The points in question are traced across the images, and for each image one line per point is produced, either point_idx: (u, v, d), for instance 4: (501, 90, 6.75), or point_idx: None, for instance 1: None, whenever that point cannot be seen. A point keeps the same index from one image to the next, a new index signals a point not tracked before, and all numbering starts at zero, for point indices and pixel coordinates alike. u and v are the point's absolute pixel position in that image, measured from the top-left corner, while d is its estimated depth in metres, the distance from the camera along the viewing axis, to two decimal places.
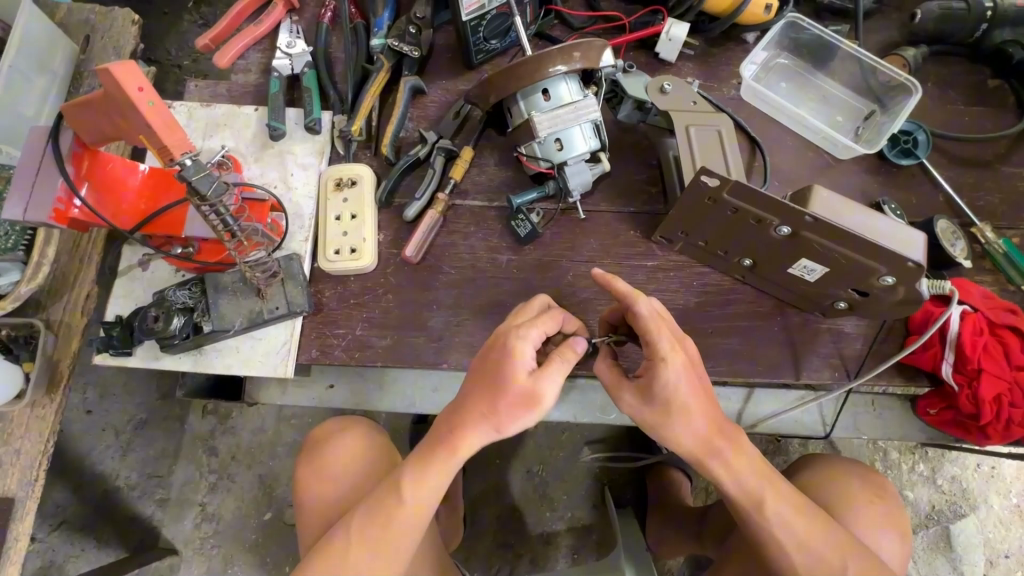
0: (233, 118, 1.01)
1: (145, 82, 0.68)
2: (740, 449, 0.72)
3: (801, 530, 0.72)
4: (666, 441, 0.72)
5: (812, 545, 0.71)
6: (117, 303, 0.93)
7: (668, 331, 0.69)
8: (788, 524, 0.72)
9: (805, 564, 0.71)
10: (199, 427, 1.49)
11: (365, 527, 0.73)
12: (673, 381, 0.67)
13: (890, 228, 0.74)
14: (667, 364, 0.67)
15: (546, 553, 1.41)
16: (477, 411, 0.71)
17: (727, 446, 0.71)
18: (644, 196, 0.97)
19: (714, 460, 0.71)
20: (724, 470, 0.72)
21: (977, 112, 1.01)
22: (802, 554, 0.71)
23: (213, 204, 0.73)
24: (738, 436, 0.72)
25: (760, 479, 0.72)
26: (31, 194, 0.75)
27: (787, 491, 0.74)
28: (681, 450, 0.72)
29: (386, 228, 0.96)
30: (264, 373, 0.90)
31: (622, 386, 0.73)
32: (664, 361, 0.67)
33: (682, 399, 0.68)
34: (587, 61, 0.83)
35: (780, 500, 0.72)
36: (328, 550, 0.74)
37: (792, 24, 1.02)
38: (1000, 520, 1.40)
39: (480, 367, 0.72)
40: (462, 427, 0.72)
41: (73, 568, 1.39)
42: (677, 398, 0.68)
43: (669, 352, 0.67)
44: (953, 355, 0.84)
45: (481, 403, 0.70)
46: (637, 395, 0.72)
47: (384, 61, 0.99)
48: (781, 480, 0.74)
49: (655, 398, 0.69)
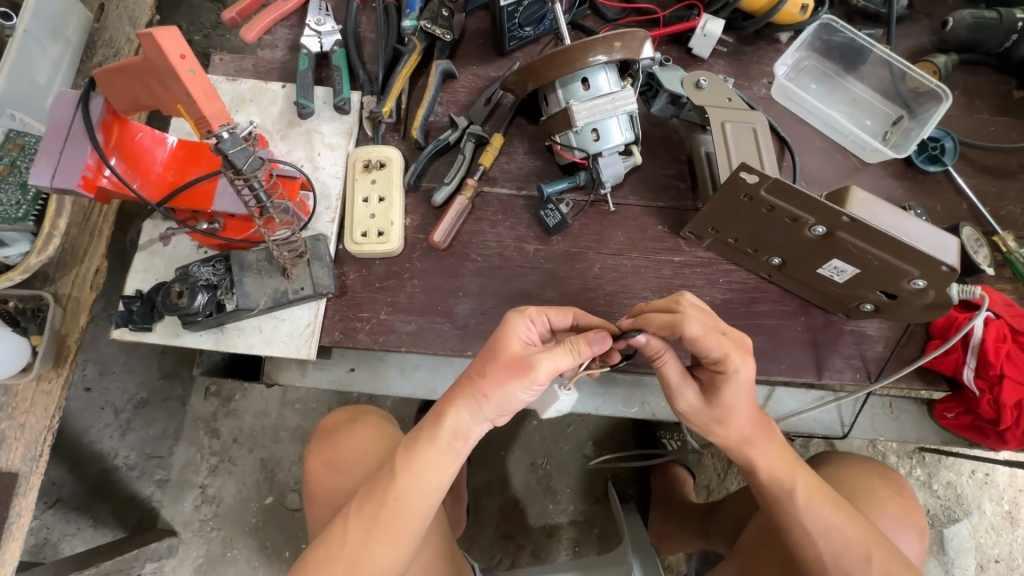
0: (259, 94, 0.99)
1: (186, 48, 0.66)
2: (775, 440, 0.76)
3: (833, 520, 0.73)
4: (717, 435, 0.76)
5: (840, 536, 0.72)
6: (136, 277, 0.91)
7: (730, 342, 0.67)
8: (818, 513, 0.73)
9: (830, 554, 0.72)
10: (201, 408, 1.46)
11: (352, 519, 0.71)
12: (744, 383, 0.69)
13: (924, 232, 0.74)
14: (739, 372, 0.68)
15: (548, 545, 1.42)
16: (473, 400, 0.67)
17: (765, 438, 0.76)
18: (672, 191, 0.97)
19: (751, 448, 0.75)
20: (763, 456, 0.75)
21: (1002, 122, 1.02)
22: (829, 545, 0.73)
23: (247, 179, 0.72)
24: (772, 429, 0.77)
25: (791, 466, 0.76)
26: (59, 160, 0.74)
27: (818, 484, 0.76)
28: (727, 438, 0.75)
29: (413, 213, 0.95)
30: (286, 354, 0.89)
31: (687, 384, 0.73)
32: (736, 373, 0.68)
33: (742, 400, 0.71)
34: (628, 51, 0.83)
35: (811, 490, 0.74)
36: (320, 541, 0.72)
37: (826, 25, 1.02)
38: (992, 526, 1.43)
39: (498, 401, 0.66)
40: (445, 422, 0.68)
41: (68, 546, 1.36)
42: (737, 400, 0.71)
43: (739, 364, 0.68)
44: (975, 359, 0.86)
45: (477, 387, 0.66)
46: (699, 392, 0.73)
47: (416, 42, 0.98)
48: (810, 470, 0.77)
49: (720, 399, 0.72)
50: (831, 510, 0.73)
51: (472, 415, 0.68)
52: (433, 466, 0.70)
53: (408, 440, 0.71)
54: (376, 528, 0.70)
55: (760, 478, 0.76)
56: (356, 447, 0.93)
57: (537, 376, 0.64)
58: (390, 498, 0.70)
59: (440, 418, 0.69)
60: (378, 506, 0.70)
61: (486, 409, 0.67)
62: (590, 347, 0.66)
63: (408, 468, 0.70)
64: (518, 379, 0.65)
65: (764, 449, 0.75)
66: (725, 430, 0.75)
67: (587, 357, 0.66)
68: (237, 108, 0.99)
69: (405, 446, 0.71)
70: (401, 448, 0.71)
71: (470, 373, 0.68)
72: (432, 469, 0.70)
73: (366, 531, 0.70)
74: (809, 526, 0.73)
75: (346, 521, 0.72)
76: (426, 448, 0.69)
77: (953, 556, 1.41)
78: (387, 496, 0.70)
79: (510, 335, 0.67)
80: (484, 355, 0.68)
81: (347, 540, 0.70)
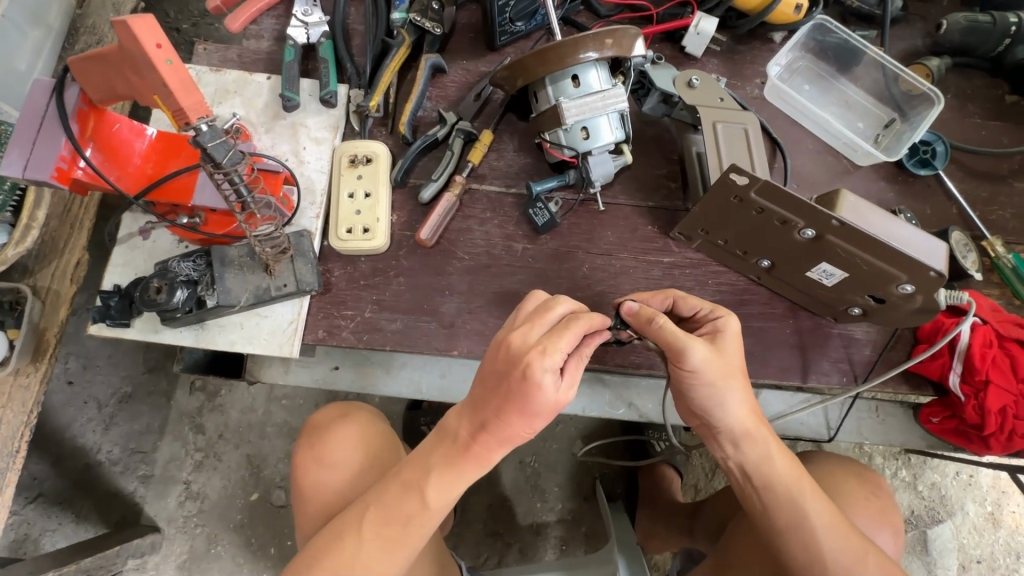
0: (243, 85, 0.97)
1: (162, 38, 0.64)
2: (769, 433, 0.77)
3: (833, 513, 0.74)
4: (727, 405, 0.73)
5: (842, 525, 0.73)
6: (114, 272, 0.89)
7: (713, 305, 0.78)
8: (820, 513, 0.73)
9: (831, 552, 0.71)
10: (186, 404, 1.44)
11: (367, 534, 0.70)
12: (737, 330, 0.74)
13: (912, 236, 0.74)
14: (731, 319, 0.74)
15: (536, 543, 1.42)
16: (516, 433, 0.64)
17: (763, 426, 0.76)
18: (663, 191, 0.96)
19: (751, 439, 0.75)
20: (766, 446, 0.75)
21: (994, 127, 1.02)
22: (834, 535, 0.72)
23: (227, 173, 0.70)
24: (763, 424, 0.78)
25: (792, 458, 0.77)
26: (32, 151, 0.72)
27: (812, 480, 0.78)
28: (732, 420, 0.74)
29: (400, 210, 0.94)
30: (267, 351, 0.87)
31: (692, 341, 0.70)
32: (729, 317, 0.75)
33: (738, 355, 0.73)
34: (619, 49, 0.81)
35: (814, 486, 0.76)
36: (328, 551, 0.70)
37: (820, 26, 1.01)
38: (975, 527, 1.44)
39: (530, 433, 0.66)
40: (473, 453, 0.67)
41: (49, 542, 1.33)
42: (734, 351, 0.73)
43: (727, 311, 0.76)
44: (961, 365, 0.85)
45: (517, 425, 0.63)
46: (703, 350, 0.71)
47: (405, 35, 0.96)
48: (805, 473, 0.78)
49: (724, 344, 0.72)
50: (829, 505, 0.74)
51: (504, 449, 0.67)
52: (461, 484, 0.69)
53: (441, 459, 0.68)
54: (392, 540, 0.70)
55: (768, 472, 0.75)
56: (348, 447, 0.90)
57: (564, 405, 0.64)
58: (416, 517, 0.70)
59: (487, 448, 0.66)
60: (405, 525, 0.70)
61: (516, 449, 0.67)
62: (591, 341, 0.67)
63: (440, 491, 0.69)
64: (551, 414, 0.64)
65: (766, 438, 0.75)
66: (735, 385, 0.72)
67: (586, 355, 0.66)
68: (221, 100, 0.96)
69: (416, 461, 0.71)
70: (435, 467, 0.69)
71: (493, 405, 0.63)
72: (453, 485, 0.69)
73: (371, 543, 0.70)
74: (818, 521, 0.73)
75: (359, 536, 0.70)
76: (464, 466, 0.68)
77: (936, 556, 1.42)
78: (416, 515, 0.70)
79: (544, 392, 0.60)
80: (523, 411, 0.62)
81: (362, 553, 0.70)
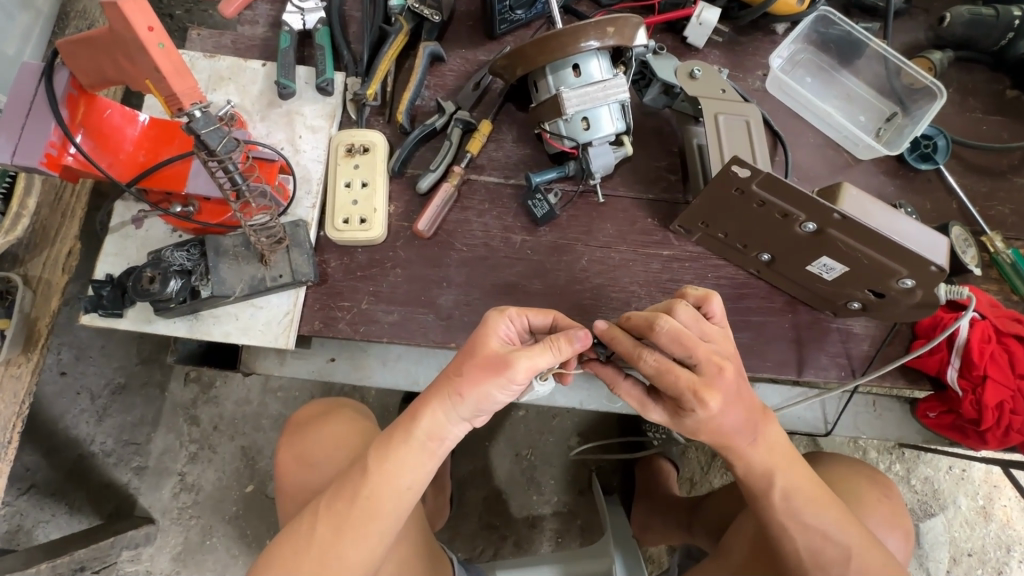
0: (238, 72, 0.95)
1: (154, 20, 0.62)
2: (762, 441, 0.71)
3: (834, 528, 0.72)
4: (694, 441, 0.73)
5: (838, 548, 0.72)
6: (106, 261, 0.88)
7: (689, 380, 0.64)
8: (825, 524, 0.72)
9: (827, 563, 0.72)
10: (180, 395, 1.42)
11: (319, 520, 0.67)
12: (712, 413, 0.65)
13: (913, 228, 0.72)
14: (707, 407, 0.64)
15: (532, 536, 1.42)
16: (445, 382, 0.65)
17: (760, 439, 0.71)
18: (663, 183, 0.95)
19: (737, 450, 0.71)
20: (759, 462, 0.71)
21: (994, 122, 1.02)
22: (808, 543, 0.72)
23: (221, 161, 0.68)
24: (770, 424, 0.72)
25: (779, 467, 0.72)
26: (21, 135, 0.71)
27: (815, 488, 0.73)
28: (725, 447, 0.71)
29: (397, 200, 0.93)
30: (264, 343, 0.86)
31: (650, 407, 0.71)
32: (695, 412, 0.65)
33: (716, 422, 0.67)
34: (621, 38, 0.80)
35: (809, 494, 0.73)
36: (285, 540, 0.68)
37: (823, 18, 1.00)
38: (966, 521, 1.45)
39: (474, 401, 0.63)
40: (419, 421, 0.66)
41: (42, 533, 1.32)
42: (706, 427, 0.67)
43: (695, 400, 0.64)
44: (959, 360, 0.86)
45: (451, 365, 0.65)
46: (666, 412, 0.70)
47: (403, 23, 0.94)
48: (811, 476, 0.74)
49: (687, 423, 0.69)
50: (841, 526, 0.72)
51: (448, 414, 0.65)
52: (402, 463, 0.66)
53: (382, 438, 0.68)
54: (341, 524, 0.66)
55: (756, 482, 0.73)
56: (328, 444, 0.89)
57: (515, 376, 0.62)
58: (360, 494, 0.67)
59: (414, 416, 0.66)
60: (350, 502, 0.66)
61: (461, 409, 0.64)
62: (572, 344, 0.63)
63: (380, 465, 0.66)
64: (496, 379, 0.62)
65: (754, 452, 0.71)
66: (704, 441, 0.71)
67: (567, 354, 0.64)
68: (215, 86, 0.95)
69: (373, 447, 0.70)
70: (373, 448, 0.68)
71: (447, 372, 0.65)
72: (387, 458, 0.66)
73: (332, 533, 0.66)
74: (816, 541, 0.72)
75: (313, 524, 0.67)
76: (397, 448, 0.66)
77: (927, 549, 1.44)
78: (355, 486, 0.67)
79: (488, 334, 0.65)
80: (486, 362, 0.63)
81: (312, 546, 0.66)
